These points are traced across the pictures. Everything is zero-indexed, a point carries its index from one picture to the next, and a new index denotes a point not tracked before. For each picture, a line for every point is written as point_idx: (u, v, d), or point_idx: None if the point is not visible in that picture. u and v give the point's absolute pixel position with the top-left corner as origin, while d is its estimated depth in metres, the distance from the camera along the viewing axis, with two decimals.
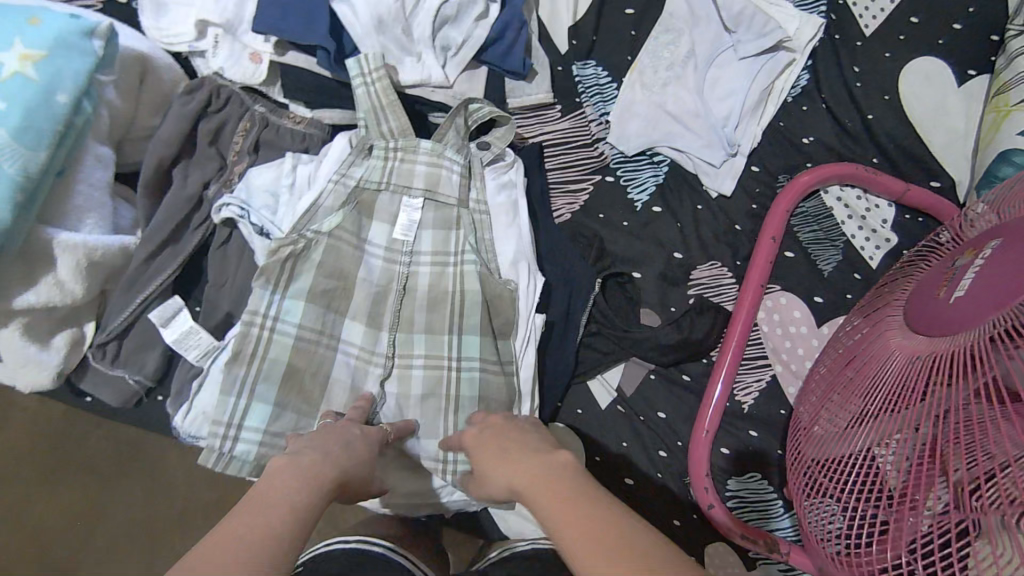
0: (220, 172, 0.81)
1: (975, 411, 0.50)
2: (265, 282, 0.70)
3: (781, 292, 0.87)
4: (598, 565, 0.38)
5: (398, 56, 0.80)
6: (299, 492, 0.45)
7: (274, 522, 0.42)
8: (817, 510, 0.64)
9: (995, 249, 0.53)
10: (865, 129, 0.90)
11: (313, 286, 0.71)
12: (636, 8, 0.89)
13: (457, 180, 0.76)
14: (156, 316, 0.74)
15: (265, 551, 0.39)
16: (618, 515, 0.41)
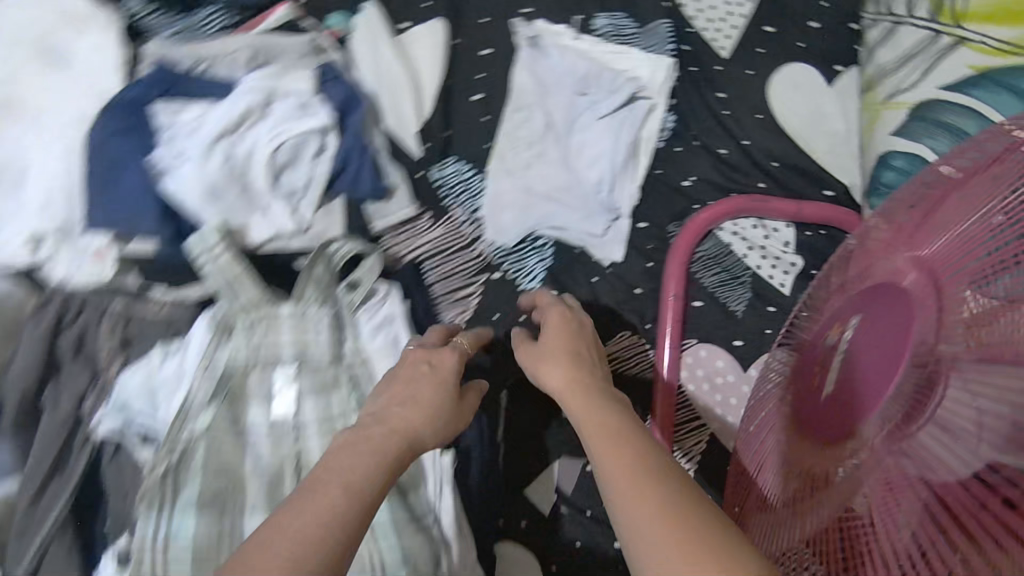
0: (94, 381, 0.78)
1: (895, 474, 0.42)
2: (149, 504, 0.65)
3: (699, 344, 0.83)
4: (613, 448, 0.49)
5: (243, 218, 0.75)
6: (351, 457, 0.53)
7: (357, 469, 0.51)
8: None
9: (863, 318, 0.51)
10: (745, 155, 0.86)
11: (202, 492, 0.66)
12: (482, 93, 0.85)
13: (328, 339, 0.72)
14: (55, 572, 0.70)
15: (343, 500, 0.48)
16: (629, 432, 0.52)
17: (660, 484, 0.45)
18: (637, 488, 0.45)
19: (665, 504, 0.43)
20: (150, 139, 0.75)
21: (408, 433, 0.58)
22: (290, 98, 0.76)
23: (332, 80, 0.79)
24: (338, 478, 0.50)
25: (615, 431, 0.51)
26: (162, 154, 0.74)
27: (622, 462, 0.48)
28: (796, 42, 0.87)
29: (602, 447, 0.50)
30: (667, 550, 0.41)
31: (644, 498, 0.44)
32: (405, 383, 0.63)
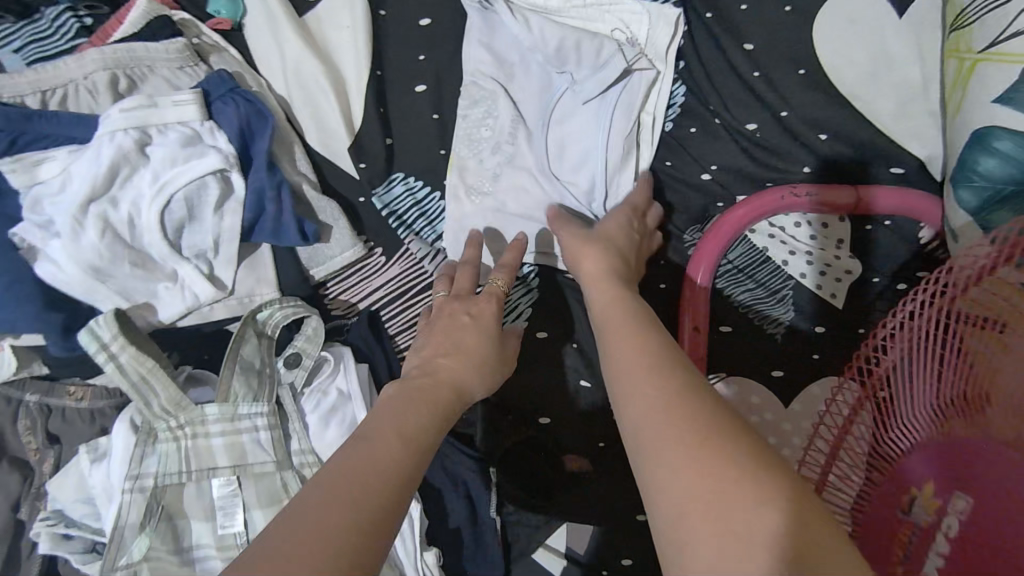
0: (26, 483, 0.68)
1: None
2: None
3: (728, 378, 0.67)
4: (653, 387, 0.40)
5: (145, 292, 0.62)
6: (413, 412, 0.47)
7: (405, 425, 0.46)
8: None
9: None
10: (782, 127, 0.65)
11: None
12: (427, 82, 0.65)
13: (268, 440, 0.60)
14: None
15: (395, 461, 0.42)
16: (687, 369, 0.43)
17: (678, 389, 0.40)
18: (665, 403, 0.39)
19: (699, 424, 0.37)
20: (7, 207, 0.60)
21: (457, 385, 0.52)
22: (173, 130, 0.59)
23: (222, 98, 0.61)
24: (377, 458, 0.41)
25: (644, 344, 0.45)
26: (24, 228, 0.59)
27: (654, 389, 0.41)
28: None
29: (633, 365, 0.43)
30: (685, 474, 0.35)
31: (674, 418, 0.38)
32: (446, 335, 0.55)
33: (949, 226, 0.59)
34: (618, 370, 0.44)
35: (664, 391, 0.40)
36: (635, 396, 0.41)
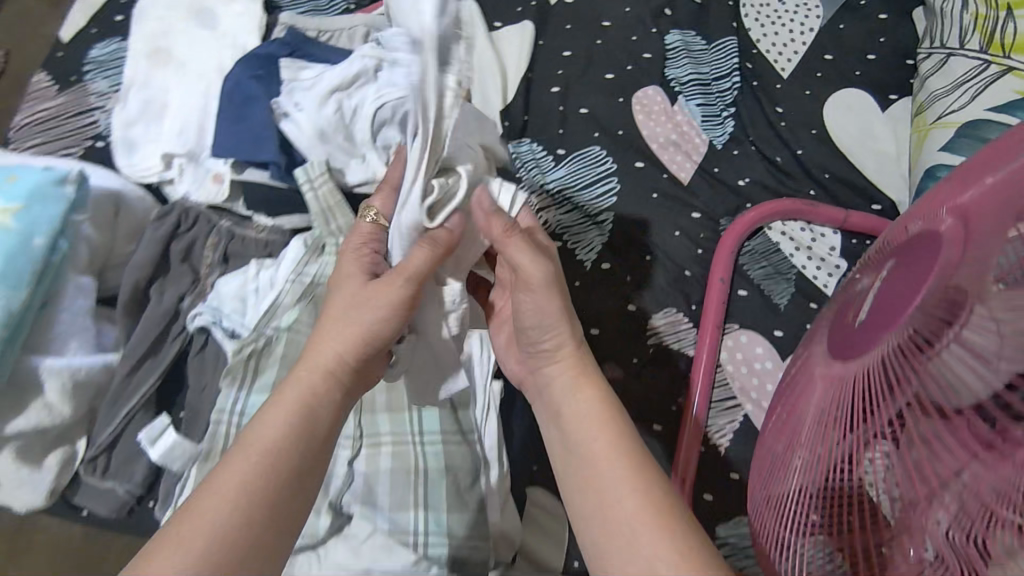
0: (194, 285, 0.87)
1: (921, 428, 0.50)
2: (232, 382, 0.76)
3: (740, 330, 0.88)
4: (607, 471, 0.57)
5: (344, 160, 0.87)
6: (276, 425, 0.56)
7: (247, 467, 0.53)
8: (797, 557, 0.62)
9: (917, 264, 0.54)
10: (798, 164, 0.93)
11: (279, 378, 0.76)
12: (560, 85, 0.96)
13: None
14: (145, 438, 0.79)
15: (231, 508, 0.51)
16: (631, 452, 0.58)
17: (608, 417, 0.60)
18: (596, 427, 0.60)
19: (637, 470, 0.56)
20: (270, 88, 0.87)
21: (329, 365, 0.59)
22: None
23: None
24: (258, 446, 0.54)
25: (570, 342, 0.64)
26: (281, 99, 0.85)
27: (592, 405, 0.61)
28: (853, 70, 0.96)
29: (569, 371, 0.64)
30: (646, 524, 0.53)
31: (605, 431, 0.59)
32: (329, 321, 0.61)
33: None
34: (553, 382, 0.64)
35: (599, 423, 0.60)
36: (571, 409, 0.62)
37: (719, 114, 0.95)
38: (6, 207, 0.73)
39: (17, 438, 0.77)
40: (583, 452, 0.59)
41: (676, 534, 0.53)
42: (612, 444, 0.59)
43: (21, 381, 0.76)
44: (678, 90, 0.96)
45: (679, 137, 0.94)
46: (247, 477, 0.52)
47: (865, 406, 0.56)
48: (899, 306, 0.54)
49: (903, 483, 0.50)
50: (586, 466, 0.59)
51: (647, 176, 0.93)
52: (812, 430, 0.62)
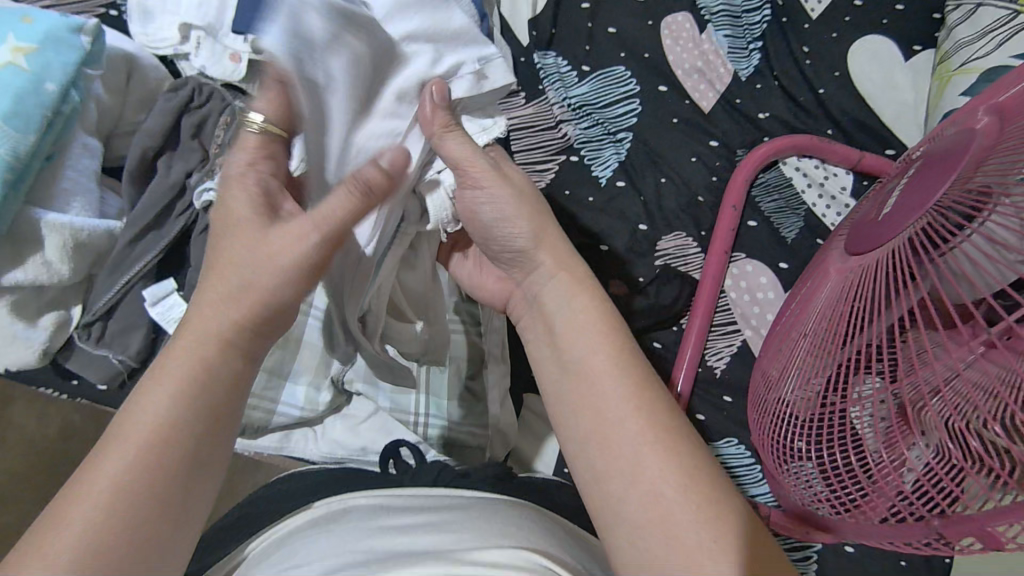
0: (202, 163, 0.83)
1: (919, 337, 0.54)
2: None
3: (747, 260, 0.90)
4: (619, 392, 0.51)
5: None
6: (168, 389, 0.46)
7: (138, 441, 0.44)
8: (796, 475, 0.67)
9: (941, 162, 0.56)
10: (818, 104, 0.94)
11: None
12: (590, 2, 0.95)
13: None
14: (149, 296, 0.80)
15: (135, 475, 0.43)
16: (625, 366, 0.52)
17: (607, 336, 0.54)
18: (596, 344, 0.53)
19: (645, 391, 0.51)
20: None
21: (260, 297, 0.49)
22: None
23: None
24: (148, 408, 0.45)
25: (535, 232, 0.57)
26: None
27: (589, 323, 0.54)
28: (881, 18, 0.95)
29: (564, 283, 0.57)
30: (649, 449, 0.48)
31: (606, 349, 0.53)
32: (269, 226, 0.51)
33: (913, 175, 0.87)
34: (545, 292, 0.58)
35: (600, 338, 0.53)
36: (574, 317, 0.55)
37: (745, 47, 0.95)
38: (19, 45, 0.70)
39: (13, 293, 0.75)
40: (584, 367, 0.53)
41: (677, 458, 0.48)
42: (618, 373, 0.52)
43: (19, 235, 0.72)
44: (707, 19, 0.95)
45: (703, 66, 0.94)
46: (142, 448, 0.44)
47: (866, 310, 0.59)
48: (917, 206, 0.56)
49: (904, 376, 0.54)
50: (583, 389, 0.52)
51: (667, 100, 0.93)
52: (810, 337, 0.65)
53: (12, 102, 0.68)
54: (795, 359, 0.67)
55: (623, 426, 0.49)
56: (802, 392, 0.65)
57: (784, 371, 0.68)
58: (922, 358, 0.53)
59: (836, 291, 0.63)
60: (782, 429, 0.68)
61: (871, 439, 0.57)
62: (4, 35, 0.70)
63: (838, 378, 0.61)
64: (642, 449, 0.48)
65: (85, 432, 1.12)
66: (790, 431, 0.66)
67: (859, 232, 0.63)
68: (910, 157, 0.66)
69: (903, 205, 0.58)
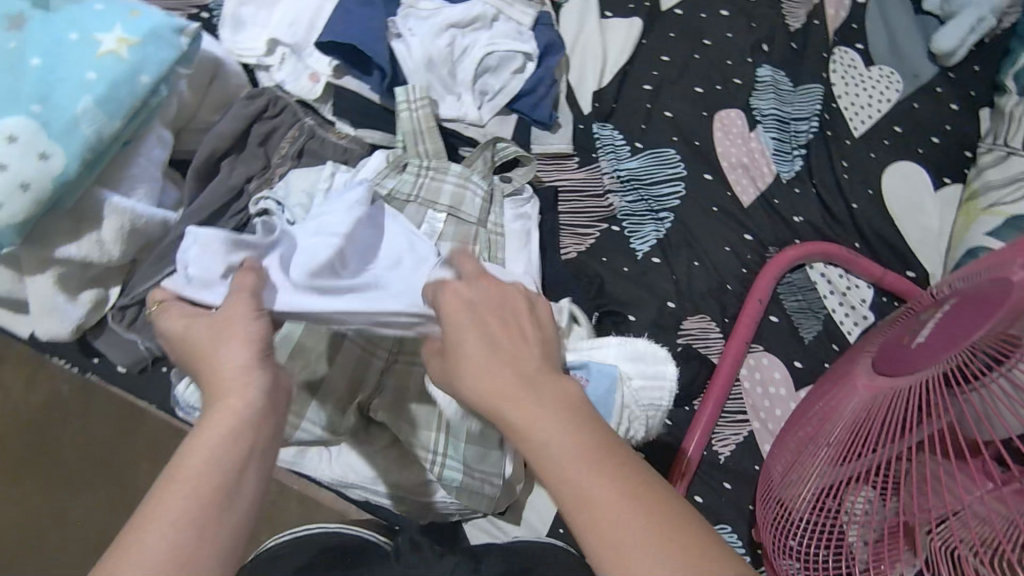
0: (263, 171, 0.87)
1: (932, 465, 0.58)
2: None
3: (763, 352, 0.93)
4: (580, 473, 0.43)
5: (440, 93, 0.90)
6: (207, 457, 0.46)
7: (166, 525, 0.43)
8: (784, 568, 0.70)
9: (980, 302, 0.57)
10: (850, 217, 0.99)
11: None
12: (652, 85, 1.01)
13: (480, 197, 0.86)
14: None
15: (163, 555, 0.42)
16: (588, 440, 0.44)
17: (526, 399, 0.45)
18: (514, 407, 0.45)
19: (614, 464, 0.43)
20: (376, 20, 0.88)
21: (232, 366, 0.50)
22: (511, 23, 0.95)
23: (545, 25, 0.96)
24: (181, 481, 0.44)
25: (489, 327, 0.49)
26: (397, 21, 0.90)
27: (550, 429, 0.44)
28: (917, 147, 1.01)
29: (515, 376, 0.46)
30: (634, 537, 0.41)
31: (579, 463, 0.43)
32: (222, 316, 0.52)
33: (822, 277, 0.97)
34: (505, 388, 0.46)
35: (530, 416, 0.45)
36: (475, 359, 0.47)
37: (789, 152, 1.00)
38: (124, 37, 0.73)
39: (61, 265, 0.76)
40: (532, 438, 0.44)
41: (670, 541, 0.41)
42: (592, 461, 0.43)
43: (80, 212, 0.74)
44: (758, 120, 1.01)
45: (749, 162, 0.99)
46: (166, 539, 0.42)
47: (880, 430, 0.62)
48: (945, 345, 0.58)
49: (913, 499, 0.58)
50: (584, 532, 0.42)
51: (710, 188, 0.98)
52: (819, 441, 0.68)
53: (106, 88, 0.71)
54: (802, 458, 0.69)
55: (605, 529, 0.41)
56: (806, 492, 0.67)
57: (789, 467, 0.71)
58: (930, 487, 0.57)
59: (853, 403, 0.65)
60: (782, 528, 0.70)
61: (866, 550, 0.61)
62: (111, 24, 0.73)
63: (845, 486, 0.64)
64: (658, 557, 0.40)
65: (73, 407, 1.08)
66: (790, 531, 0.69)
67: (885, 346, 0.65)
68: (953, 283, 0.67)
69: (934, 335, 0.59)
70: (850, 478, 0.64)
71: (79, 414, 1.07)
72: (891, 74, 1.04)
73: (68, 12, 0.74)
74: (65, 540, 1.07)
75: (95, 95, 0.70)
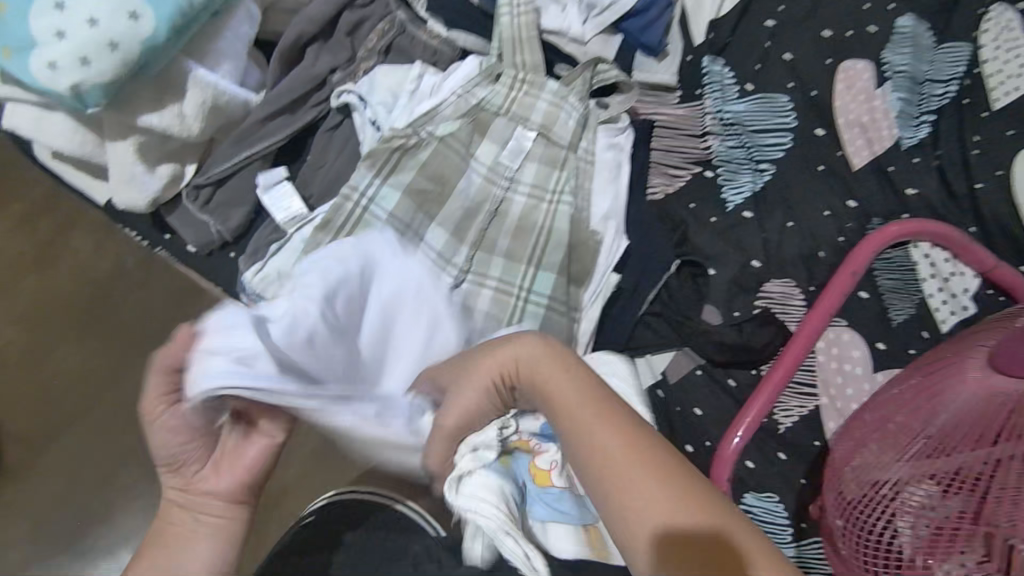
0: (348, 63, 0.83)
1: None
2: (370, 167, 0.77)
3: (845, 328, 0.87)
4: (612, 446, 0.52)
5: (546, 1, 0.83)
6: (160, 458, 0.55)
7: None
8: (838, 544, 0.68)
9: None
10: (970, 197, 0.89)
11: (412, 183, 0.78)
12: (776, 22, 0.91)
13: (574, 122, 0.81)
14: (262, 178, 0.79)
15: None
16: (616, 415, 0.54)
17: (570, 372, 0.57)
18: (552, 382, 0.57)
19: (638, 442, 0.52)
20: None
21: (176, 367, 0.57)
22: None
23: None
24: None
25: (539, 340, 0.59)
26: None
27: (607, 436, 0.53)
28: None
29: (554, 369, 0.57)
30: (656, 495, 0.50)
31: (609, 433, 0.53)
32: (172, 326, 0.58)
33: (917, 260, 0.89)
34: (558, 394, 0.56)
35: (574, 394, 0.55)
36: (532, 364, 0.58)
37: (916, 117, 0.91)
38: None
39: (142, 133, 0.73)
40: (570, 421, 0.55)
41: (682, 494, 0.50)
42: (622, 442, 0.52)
43: (164, 81, 0.72)
44: (887, 76, 0.91)
45: (868, 122, 0.90)
46: None
47: (981, 433, 0.61)
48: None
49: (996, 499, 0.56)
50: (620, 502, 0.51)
51: (819, 145, 0.90)
52: (905, 423, 0.67)
53: None
54: (882, 434, 0.68)
55: (644, 504, 0.50)
56: (876, 470, 0.66)
57: (860, 442, 0.69)
58: (1021, 494, 0.56)
59: (968, 396, 0.64)
60: (836, 504, 0.69)
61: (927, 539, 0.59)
62: None
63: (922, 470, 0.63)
64: (677, 508, 0.50)
65: (134, 278, 1.11)
66: (845, 509, 0.67)
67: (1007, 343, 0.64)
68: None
69: None
70: (928, 470, 0.63)
71: (143, 283, 1.10)
72: None
73: None
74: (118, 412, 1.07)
75: None
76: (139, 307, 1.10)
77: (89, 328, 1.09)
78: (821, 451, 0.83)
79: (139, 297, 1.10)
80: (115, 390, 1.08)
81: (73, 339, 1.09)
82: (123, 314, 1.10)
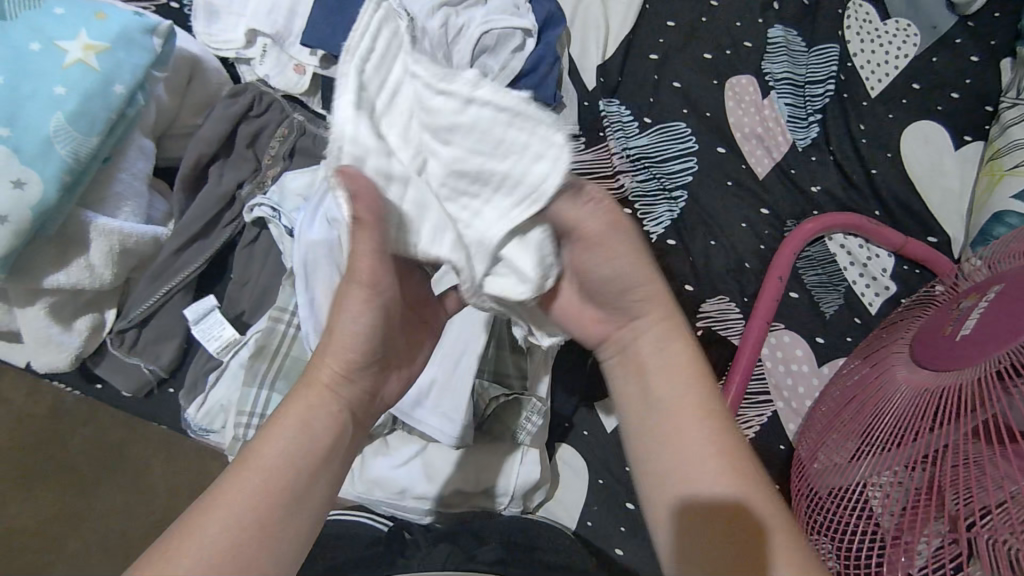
0: (254, 174, 0.82)
1: (969, 449, 0.56)
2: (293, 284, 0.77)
3: (785, 330, 0.91)
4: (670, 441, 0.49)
5: None
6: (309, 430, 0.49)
7: (261, 482, 0.46)
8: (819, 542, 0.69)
9: (998, 295, 0.58)
10: (869, 183, 0.95)
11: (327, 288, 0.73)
12: (659, 54, 0.96)
13: None
14: (190, 312, 0.78)
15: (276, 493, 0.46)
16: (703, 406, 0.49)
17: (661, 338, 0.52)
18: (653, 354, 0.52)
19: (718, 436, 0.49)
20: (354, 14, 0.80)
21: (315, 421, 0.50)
22: None
23: None
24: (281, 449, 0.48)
25: None
26: None
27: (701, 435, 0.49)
28: (936, 105, 0.95)
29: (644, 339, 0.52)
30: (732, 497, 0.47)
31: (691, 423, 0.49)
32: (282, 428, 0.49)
33: (838, 244, 0.94)
34: (678, 419, 0.49)
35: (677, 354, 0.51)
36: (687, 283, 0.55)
37: (805, 118, 0.96)
38: (90, 43, 0.67)
39: (53, 293, 0.73)
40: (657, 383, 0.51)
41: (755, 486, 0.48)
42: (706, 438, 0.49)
43: (67, 237, 0.70)
44: (771, 85, 0.96)
45: (763, 132, 0.95)
46: (276, 474, 0.47)
47: (930, 416, 0.60)
48: (987, 341, 0.56)
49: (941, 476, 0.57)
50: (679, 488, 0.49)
51: (724, 161, 0.94)
52: (858, 419, 0.68)
53: (79, 102, 0.65)
54: (839, 428, 0.70)
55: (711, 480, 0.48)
56: (837, 466, 0.69)
57: (821, 445, 0.72)
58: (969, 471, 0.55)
59: (905, 385, 0.65)
60: (811, 499, 0.71)
61: (889, 517, 0.61)
62: (76, 29, 0.67)
63: (873, 458, 0.65)
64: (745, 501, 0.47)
65: (78, 416, 0.99)
66: (819, 502, 0.70)
67: (939, 325, 0.63)
68: (923, 301, 0.76)
69: (987, 325, 0.56)
70: (891, 457, 0.63)
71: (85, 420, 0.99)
72: (907, 26, 0.97)
73: (27, 17, 0.67)
74: (74, 559, 0.96)
75: (66, 112, 0.65)
76: (83, 443, 0.99)
77: (33, 478, 0.99)
78: (786, 454, 0.85)
79: (78, 436, 0.99)
80: (65, 557, 0.96)
81: (16, 488, 0.98)
82: (67, 456, 0.99)
